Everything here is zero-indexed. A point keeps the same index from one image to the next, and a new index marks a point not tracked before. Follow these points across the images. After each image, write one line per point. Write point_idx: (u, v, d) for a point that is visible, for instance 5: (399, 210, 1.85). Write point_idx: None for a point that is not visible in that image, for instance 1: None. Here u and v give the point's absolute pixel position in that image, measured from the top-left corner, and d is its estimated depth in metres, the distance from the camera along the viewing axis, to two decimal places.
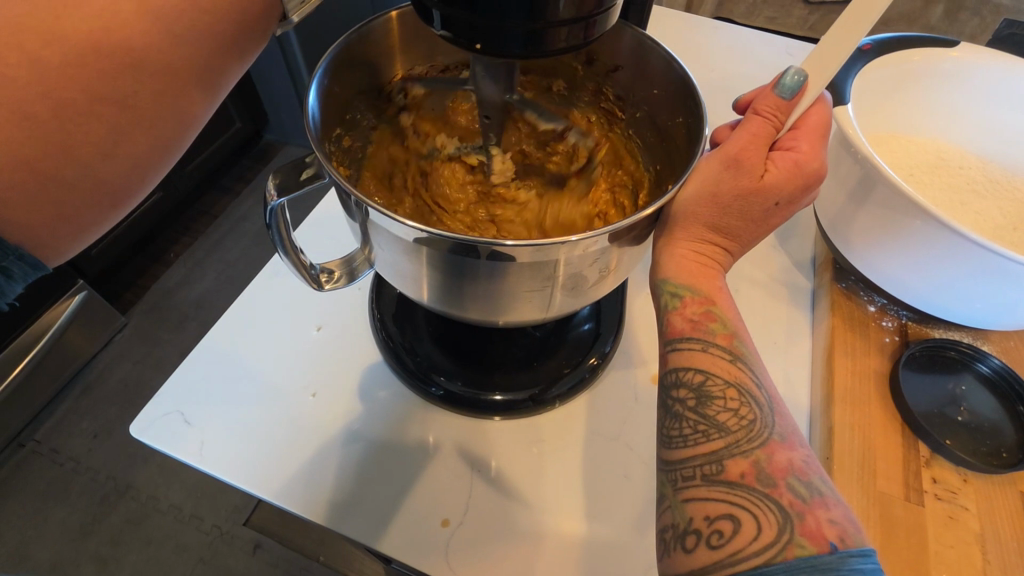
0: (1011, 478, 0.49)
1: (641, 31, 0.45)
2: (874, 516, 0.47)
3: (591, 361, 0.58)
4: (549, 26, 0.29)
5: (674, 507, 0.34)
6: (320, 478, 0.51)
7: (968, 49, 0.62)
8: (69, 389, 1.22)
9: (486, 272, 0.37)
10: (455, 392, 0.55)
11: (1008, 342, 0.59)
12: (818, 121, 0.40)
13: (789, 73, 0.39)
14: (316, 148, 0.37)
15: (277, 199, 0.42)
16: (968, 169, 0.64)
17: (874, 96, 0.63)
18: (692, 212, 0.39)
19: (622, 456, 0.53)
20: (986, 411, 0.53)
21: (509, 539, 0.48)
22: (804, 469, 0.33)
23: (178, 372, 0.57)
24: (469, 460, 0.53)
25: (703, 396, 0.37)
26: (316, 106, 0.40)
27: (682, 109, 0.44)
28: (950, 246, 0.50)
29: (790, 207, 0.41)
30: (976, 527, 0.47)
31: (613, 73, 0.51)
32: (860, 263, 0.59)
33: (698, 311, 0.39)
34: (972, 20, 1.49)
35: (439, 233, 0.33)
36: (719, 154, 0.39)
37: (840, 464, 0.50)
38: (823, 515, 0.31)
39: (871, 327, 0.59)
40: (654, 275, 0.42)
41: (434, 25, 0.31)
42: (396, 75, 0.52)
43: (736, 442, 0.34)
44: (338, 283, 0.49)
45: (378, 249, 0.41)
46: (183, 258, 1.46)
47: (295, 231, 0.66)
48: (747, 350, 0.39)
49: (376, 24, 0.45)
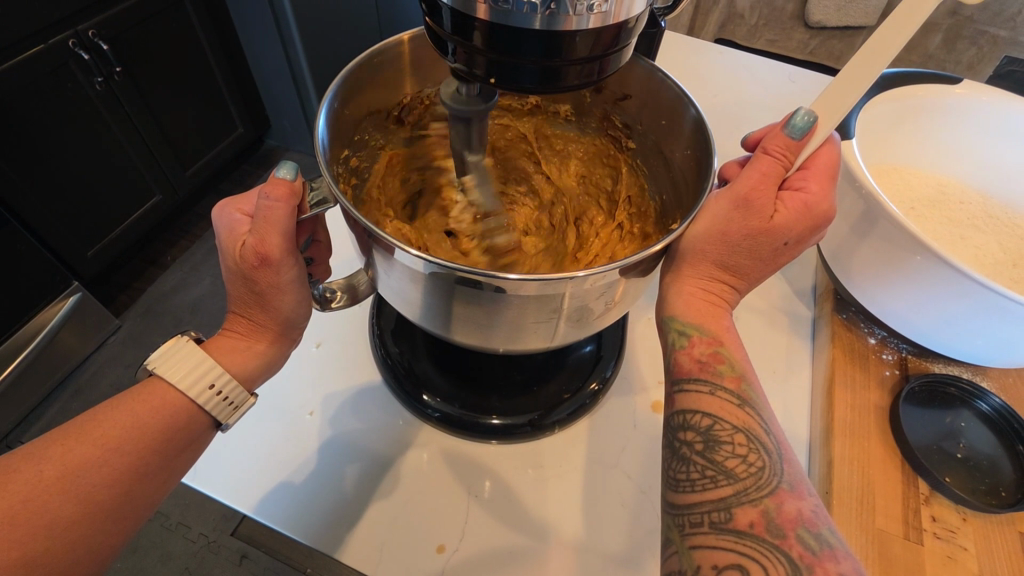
0: (1009, 518, 0.49)
1: (652, 63, 0.45)
2: (873, 554, 0.47)
3: (591, 386, 0.57)
4: (563, 64, 0.29)
5: (682, 554, 0.35)
6: (315, 500, 0.50)
7: (971, 87, 0.62)
8: (59, 391, 1.20)
9: (493, 303, 0.37)
10: (453, 414, 0.55)
11: (1006, 378, 0.59)
12: (828, 163, 0.41)
13: (800, 113, 0.39)
14: (325, 172, 0.36)
15: (308, 213, 0.42)
16: (969, 203, 0.64)
17: (878, 130, 0.64)
18: (701, 249, 0.40)
19: (622, 485, 0.52)
20: (985, 448, 0.53)
21: (506, 569, 0.47)
22: (813, 520, 0.34)
23: None
24: (467, 486, 0.52)
25: (711, 440, 0.37)
26: (325, 130, 0.40)
27: (688, 142, 0.44)
28: (951, 283, 0.50)
29: (798, 246, 0.41)
30: (976, 568, 0.46)
31: (621, 102, 0.52)
32: (862, 296, 0.59)
33: (706, 351, 0.40)
34: (970, 49, 1.50)
35: (447, 265, 0.33)
36: (730, 193, 0.39)
37: (840, 499, 0.49)
38: (833, 568, 0.31)
39: (870, 360, 0.59)
40: (662, 311, 0.43)
41: (449, 57, 0.31)
42: (404, 97, 0.52)
43: (745, 490, 0.35)
44: (341, 302, 0.49)
45: (385, 276, 0.41)
46: (180, 262, 1.45)
47: None
48: (755, 393, 0.39)
49: (388, 47, 0.45)
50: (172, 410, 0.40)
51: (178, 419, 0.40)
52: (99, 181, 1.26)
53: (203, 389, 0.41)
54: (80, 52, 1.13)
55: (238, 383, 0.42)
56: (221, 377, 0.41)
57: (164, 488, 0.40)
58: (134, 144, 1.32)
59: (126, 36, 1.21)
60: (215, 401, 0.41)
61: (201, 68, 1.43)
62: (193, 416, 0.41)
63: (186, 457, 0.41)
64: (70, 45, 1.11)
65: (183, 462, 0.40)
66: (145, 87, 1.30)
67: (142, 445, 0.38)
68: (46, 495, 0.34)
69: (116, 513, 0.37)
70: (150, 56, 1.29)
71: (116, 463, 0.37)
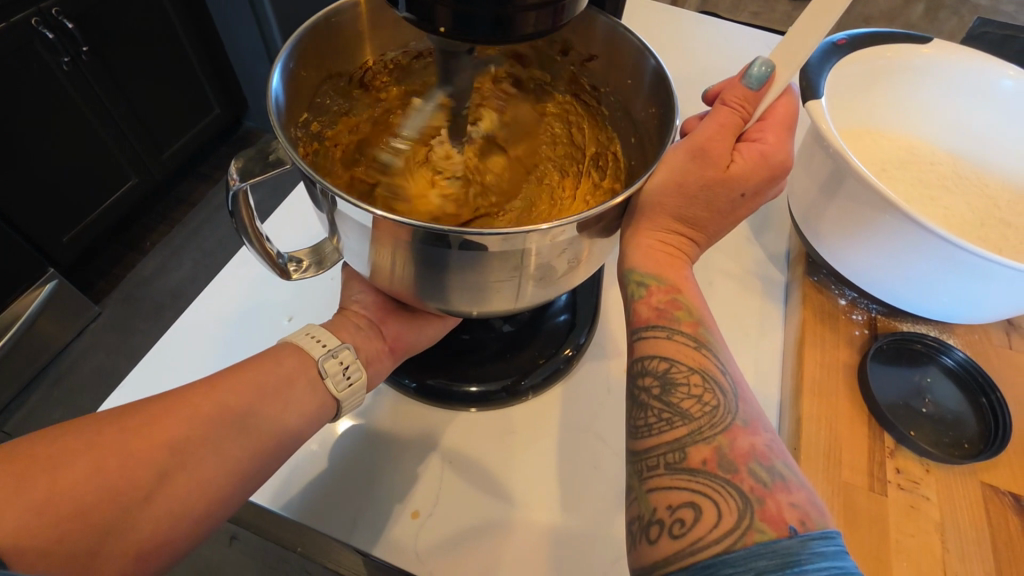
0: (972, 468, 0.51)
1: (615, 19, 0.44)
2: (838, 505, 0.48)
3: (565, 352, 0.58)
4: (515, 10, 0.29)
5: (640, 499, 0.35)
6: (290, 470, 0.50)
7: (940, 46, 0.62)
8: (40, 378, 1.20)
9: (455, 262, 0.37)
10: (428, 383, 0.55)
11: (972, 335, 0.60)
12: (785, 113, 0.40)
13: (756, 64, 0.39)
14: (278, 132, 0.36)
15: (238, 184, 0.40)
16: (938, 165, 0.65)
17: (851, 92, 0.63)
18: (660, 203, 0.40)
19: (594, 447, 0.53)
20: (950, 403, 0.55)
21: (480, 530, 0.48)
22: (766, 454, 0.35)
23: (144, 359, 0.57)
24: (441, 453, 0.52)
25: (667, 383, 0.38)
26: (281, 88, 0.39)
27: (653, 100, 0.43)
28: (918, 240, 0.50)
29: (757, 198, 0.41)
30: (936, 516, 0.48)
31: (588, 63, 0.51)
32: (832, 258, 0.60)
33: (663, 299, 0.40)
34: (952, 19, 1.51)
35: (403, 221, 0.33)
36: (687, 144, 0.39)
37: (808, 455, 0.50)
38: (784, 499, 0.32)
39: (841, 320, 0.59)
40: (622, 265, 0.43)
41: (398, 7, 0.31)
42: (367, 60, 0.51)
43: (699, 429, 0.35)
44: (306, 272, 0.48)
45: (346, 240, 0.41)
46: (158, 247, 1.43)
47: (268, 219, 0.65)
48: (712, 337, 0.40)
49: (346, 6, 0.44)
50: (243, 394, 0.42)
51: (201, 426, 0.39)
52: (71, 165, 1.24)
53: (300, 333, 0.48)
54: (43, 30, 1.09)
55: (320, 326, 0.50)
56: (315, 327, 0.49)
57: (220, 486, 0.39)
58: (107, 126, 1.29)
59: (94, 13, 1.18)
60: (308, 340, 0.47)
61: (173, 46, 1.39)
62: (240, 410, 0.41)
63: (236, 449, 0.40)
64: (33, 23, 1.07)
65: (239, 460, 0.40)
66: (117, 66, 1.27)
67: (183, 439, 0.38)
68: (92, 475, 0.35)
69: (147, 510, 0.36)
70: (119, 34, 1.25)
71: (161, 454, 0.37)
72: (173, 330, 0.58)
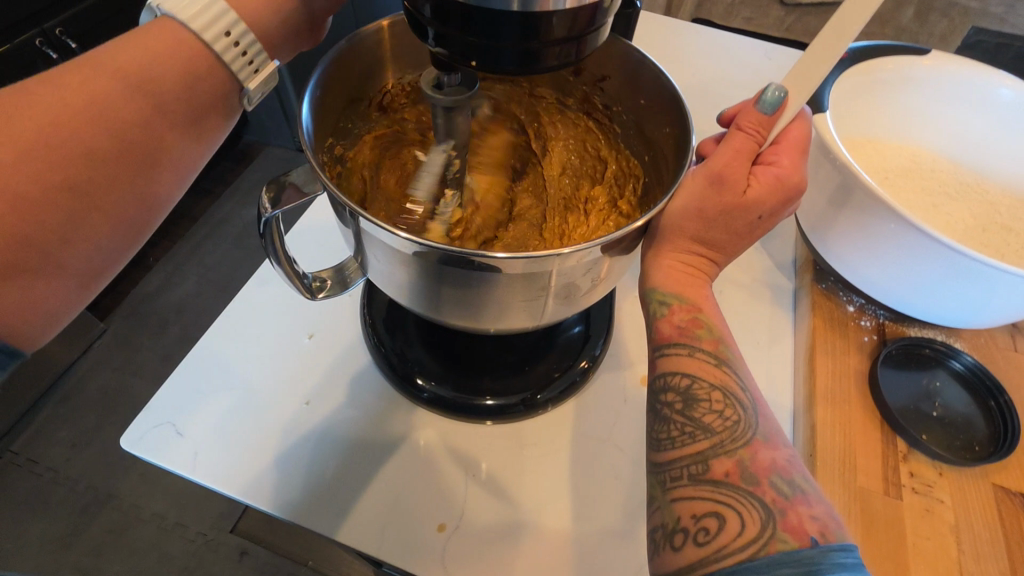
0: (983, 470, 0.52)
1: (629, 44, 0.46)
2: (856, 511, 0.49)
3: (582, 364, 0.59)
4: (542, 45, 0.31)
5: (663, 508, 0.36)
6: (316, 486, 0.51)
7: (939, 57, 0.64)
8: (46, 398, 1.20)
9: (480, 283, 0.38)
10: (447, 397, 0.56)
11: (979, 338, 0.61)
12: (799, 136, 0.42)
13: (770, 90, 0.40)
14: (311, 159, 0.37)
15: (271, 212, 0.41)
16: (939, 172, 0.66)
17: (852, 104, 0.65)
18: (679, 226, 0.41)
19: (612, 457, 0.54)
20: (959, 406, 0.56)
21: (505, 543, 0.49)
22: (786, 468, 0.36)
23: (169, 377, 0.57)
24: (464, 466, 0.53)
25: (689, 399, 0.39)
26: (309, 118, 0.40)
27: (668, 121, 0.45)
28: (924, 248, 0.52)
29: (772, 219, 0.43)
30: (951, 518, 0.49)
31: (601, 84, 0.52)
32: (839, 266, 0.61)
33: (685, 317, 0.42)
34: (943, 22, 1.52)
35: (430, 244, 0.34)
36: (705, 170, 0.40)
37: (824, 461, 0.51)
38: (805, 511, 0.34)
39: (849, 326, 0.61)
40: (643, 285, 0.44)
41: (429, 42, 0.32)
42: (385, 84, 0.52)
43: (721, 442, 0.37)
44: (331, 292, 0.49)
45: (373, 261, 0.42)
46: (161, 263, 1.44)
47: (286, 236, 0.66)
48: (733, 355, 0.41)
49: (365, 34, 0.45)
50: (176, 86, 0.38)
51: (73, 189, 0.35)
52: None
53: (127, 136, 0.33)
54: (47, 51, 1.10)
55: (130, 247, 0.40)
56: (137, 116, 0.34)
57: (169, 195, 0.41)
58: None
59: (94, 33, 1.18)
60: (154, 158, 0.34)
61: None
62: (176, 127, 0.39)
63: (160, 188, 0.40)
64: (37, 44, 1.08)
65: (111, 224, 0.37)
66: None
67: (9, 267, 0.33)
68: (34, 196, 0.33)
69: (69, 272, 0.36)
70: None
71: (88, 183, 0.35)
72: (192, 351, 0.59)
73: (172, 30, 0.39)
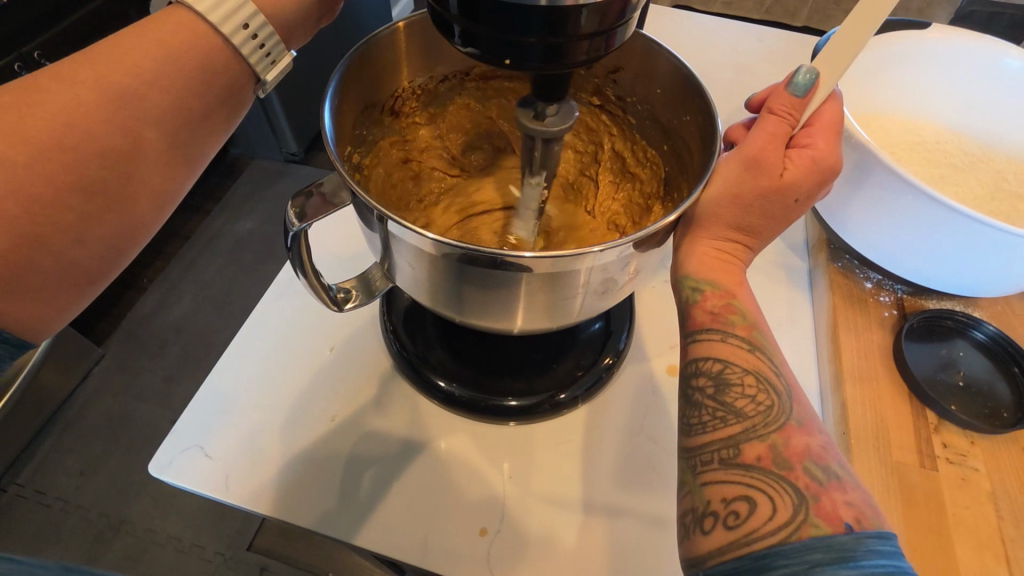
0: (1013, 436, 0.52)
1: (646, 34, 0.45)
2: (894, 485, 0.49)
3: (606, 360, 0.58)
4: (570, 39, 0.30)
5: (694, 491, 0.36)
6: (352, 499, 0.51)
7: (941, 29, 0.64)
8: (50, 428, 1.18)
9: (510, 283, 0.37)
10: (477, 400, 0.56)
11: (995, 306, 0.62)
12: (833, 117, 0.42)
13: (802, 72, 0.41)
14: (339, 167, 0.36)
15: (298, 227, 0.41)
16: (945, 144, 0.67)
17: (856, 82, 0.65)
18: (716, 213, 0.41)
19: (645, 449, 0.54)
20: (984, 374, 0.57)
21: (548, 542, 0.48)
22: (820, 454, 0.35)
23: (193, 398, 0.57)
24: (500, 469, 0.53)
25: (722, 383, 0.39)
26: (331, 128, 0.39)
27: (689, 109, 0.45)
28: (943, 219, 0.52)
29: (808, 202, 0.43)
30: (987, 486, 0.49)
31: (614, 75, 0.52)
32: (858, 243, 0.61)
33: (718, 303, 0.41)
34: None
35: (462, 246, 0.34)
36: (739, 155, 0.40)
37: (857, 438, 0.52)
38: (839, 497, 0.33)
39: (869, 303, 0.61)
40: (675, 272, 0.44)
41: (456, 41, 0.32)
42: (398, 88, 0.51)
43: (754, 427, 0.37)
44: (357, 302, 0.48)
45: (404, 266, 0.42)
46: (157, 283, 1.42)
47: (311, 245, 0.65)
48: (766, 341, 0.41)
49: (382, 35, 0.44)
50: (194, 79, 0.38)
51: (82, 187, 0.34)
52: None
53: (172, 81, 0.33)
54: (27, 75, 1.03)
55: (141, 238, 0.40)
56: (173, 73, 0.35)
57: (179, 184, 0.40)
58: None
59: None
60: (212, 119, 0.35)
61: None
62: (191, 116, 0.38)
63: (172, 180, 0.39)
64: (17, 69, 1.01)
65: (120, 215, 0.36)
66: None
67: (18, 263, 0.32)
68: (43, 193, 0.32)
69: (79, 267, 0.35)
70: None
71: (96, 179, 0.34)
72: (213, 371, 0.58)
73: (183, 19, 0.38)
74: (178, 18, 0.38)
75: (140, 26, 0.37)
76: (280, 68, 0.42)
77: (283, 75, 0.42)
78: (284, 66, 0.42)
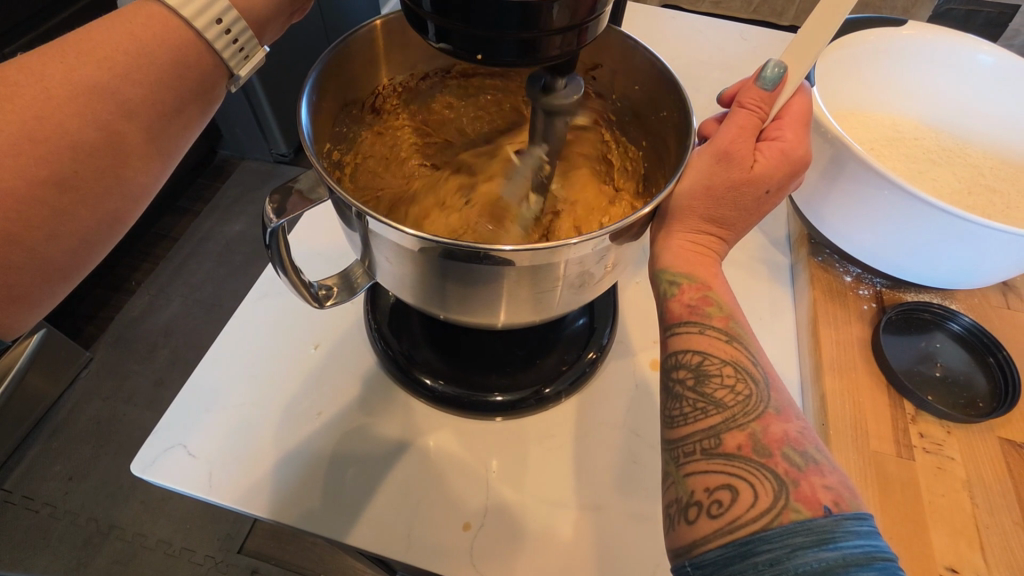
0: (989, 425, 0.53)
1: (621, 31, 0.46)
2: (872, 475, 0.50)
3: (589, 355, 0.59)
4: (543, 34, 0.30)
5: (678, 482, 0.37)
6: (336, 496, 0.51)
7: (915, 27, 0.65)
8: (37, 432, 1.17)
9: (489, 277, 0.38)
10: (461, 396, 0.56)
11: (972, 299, 0.63)
12: (800, 110, 0.43)
13: (770, 66, 0.42)
14: (316, 163, 0.37)
15: (276, 223, 0.41)
16: (923, 139, 0.68)
17: (834, 79, 0.66)
18: (688, 206, 0.42)
19: (629, 443, 0.55)
20: (960, 365, 0.57)
21: (532, 536, 0.49)
22: (799, 439, 0.36)
23: (176, 398, 0.56)
24: (484, 464, 0.53)
25: (701, 374, 0.39)
26: (308, 125, 0.40)
27: (666, 104, 0.45)
28: (917, 212, 0.53)
29: (780, 193, 0.43)
30: (963, 474, 0.50)
31: (593, 72, 0.53)
32: (836, 237, 0.62)
33: (696, 296, 0.42)
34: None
35: (438, 240, 0.34)
36: (711, 148, 0.41)
37: (836, 429, 0.52)
38: (818, 481, 0.33)
39: (849, 296, 0.62)
40: (653, 266, 0.45)
41: (430, 37, 0.32)
42: (377, 86, 0.52)
43: (733, 416, 0.37)
44: (338, 297, 0.49)
45: (384, 262, 0.42)
46: (145, 286, 1.41)
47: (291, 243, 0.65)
48: (743, 330, 0.41)
49: (360, 33, 0.45)
50: (166, 72, 0.38)
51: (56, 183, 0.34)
52: None
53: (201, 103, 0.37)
54: None
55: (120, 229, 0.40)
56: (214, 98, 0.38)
57: (154, 176, 0.40)
58: None
59: None
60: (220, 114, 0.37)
61: None
62: (165, 110, 0.38)
63: (145, 175, 0.39)
64: None
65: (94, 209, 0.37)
66: None
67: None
68: (20, 191, 0.33)
69: (53, 262, 0.36)
70: None
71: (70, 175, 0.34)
72: (196, 371, 0.58)
73: (152, 10, 0.38)
74: (151, 13, 0.38)
75: (110, 20, 0.37)
76: (254, 63, 0.42)
77: (256, 70, 0.42)
78: (257, 60, 0.42)
